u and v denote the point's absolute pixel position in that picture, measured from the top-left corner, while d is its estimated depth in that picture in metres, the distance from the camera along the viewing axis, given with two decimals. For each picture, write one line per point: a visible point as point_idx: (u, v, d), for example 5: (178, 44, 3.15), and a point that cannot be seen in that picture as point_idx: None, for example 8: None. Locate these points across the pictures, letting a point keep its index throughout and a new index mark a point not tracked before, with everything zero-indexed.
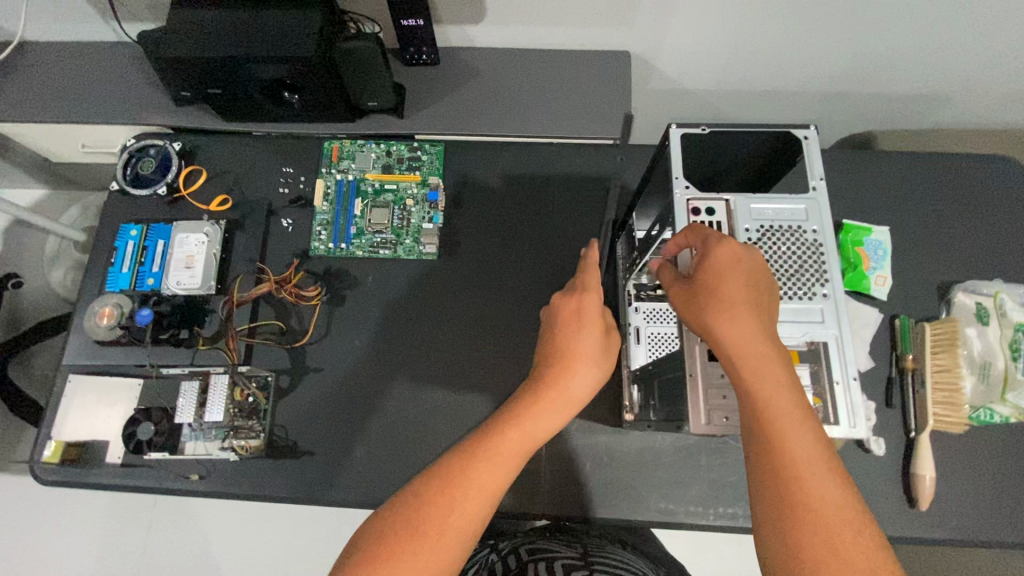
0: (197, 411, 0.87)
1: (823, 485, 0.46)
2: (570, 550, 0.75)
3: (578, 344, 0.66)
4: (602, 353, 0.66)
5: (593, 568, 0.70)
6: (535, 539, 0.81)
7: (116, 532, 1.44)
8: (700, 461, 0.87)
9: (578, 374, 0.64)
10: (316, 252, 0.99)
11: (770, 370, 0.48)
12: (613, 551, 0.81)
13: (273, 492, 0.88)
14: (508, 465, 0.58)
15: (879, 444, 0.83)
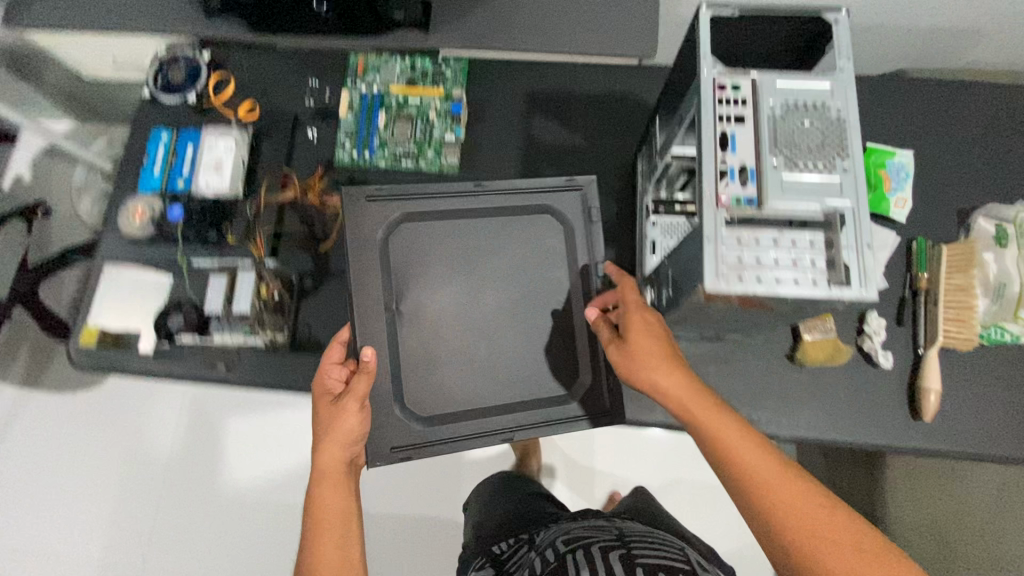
0: (225, 303, 0.91)
1: (761, 463, 0.63)
2: (607, 534, 0.80)
3: (331, 424, 0.76)
4: (338, 412, 0.77)
5: (631, 547, 0.75)
6: (571, 530, 0.84)
7: (145, 447, 1.53)
8: (710, 371, 0.88)
9: (328, 451, 0.75)
10: (341, 162, 1.00)
11: (698, 400, 0.67)
12: (643, 529, 0.85)
13: (295, 383, 0.92)
14: (339, 527, 0.71)
15: (886, 356, 0.85)
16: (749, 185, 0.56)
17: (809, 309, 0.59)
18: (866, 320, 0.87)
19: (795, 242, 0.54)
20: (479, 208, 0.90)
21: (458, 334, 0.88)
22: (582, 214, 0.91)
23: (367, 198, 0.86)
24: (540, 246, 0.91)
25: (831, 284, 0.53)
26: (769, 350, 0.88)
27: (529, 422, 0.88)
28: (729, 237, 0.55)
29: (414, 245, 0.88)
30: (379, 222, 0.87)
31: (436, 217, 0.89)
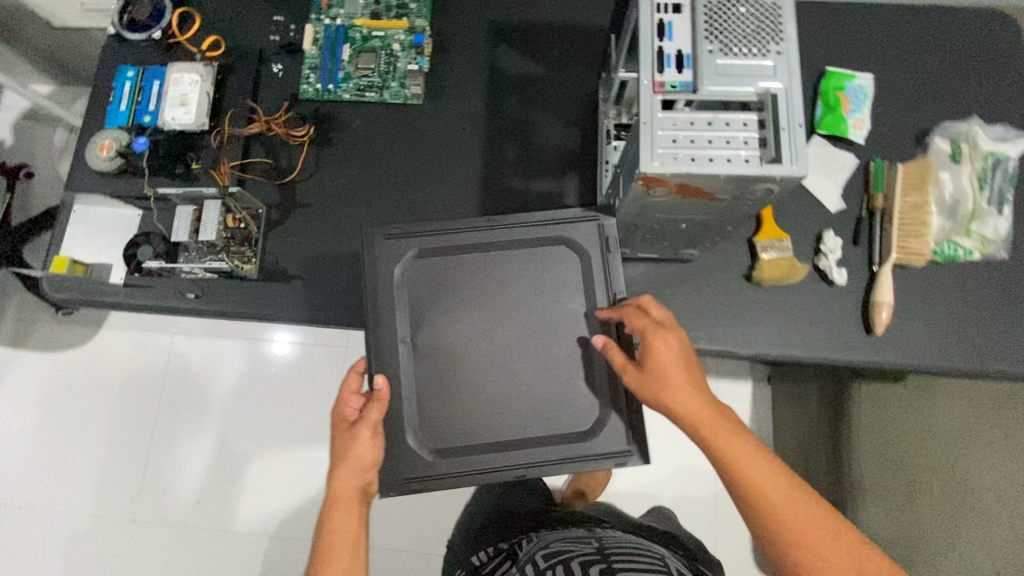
0: (192, 232, 0.93)
1: (783, 495, 0.65)
2: (586, 547, 0.83)
3: (346, 448, 0.76)
4: (348, 441, 0.77)
5: (608, 560, 0.78)
6: (550, 543, 0.88)
7: None
8: (669, 292, 0.90)
9: (344, 472, 0.75)
10: (306, 95, 1.01)
11: (720, 430, 0.68)
12: (622, 540, 0.89)
13: (264, 311, 0.94)
14: (344, 552, 0.71)
15: (840, 273, 0.87)
16: (684, 71, 0.58)
17: (749, 199, 0.61)
18: (822, 239, 0.89)
19: (730, 123, 0.56)
20: (493, 242, 0.87)
21: (477, 370, 0.84)
22: (600, 248, 0.85)
23: (384, 236, 0.87)
24: (555, 280, 0.86)
25: (766, 162, 0.55)
26: (727, 273, 0.90)
27: (545, 457, 0.82)
28: (666, 121, 0.57)
29: (428, 280, 0.87)
30: (389, 256, 0.87)
31: (449, 250, 0.87)
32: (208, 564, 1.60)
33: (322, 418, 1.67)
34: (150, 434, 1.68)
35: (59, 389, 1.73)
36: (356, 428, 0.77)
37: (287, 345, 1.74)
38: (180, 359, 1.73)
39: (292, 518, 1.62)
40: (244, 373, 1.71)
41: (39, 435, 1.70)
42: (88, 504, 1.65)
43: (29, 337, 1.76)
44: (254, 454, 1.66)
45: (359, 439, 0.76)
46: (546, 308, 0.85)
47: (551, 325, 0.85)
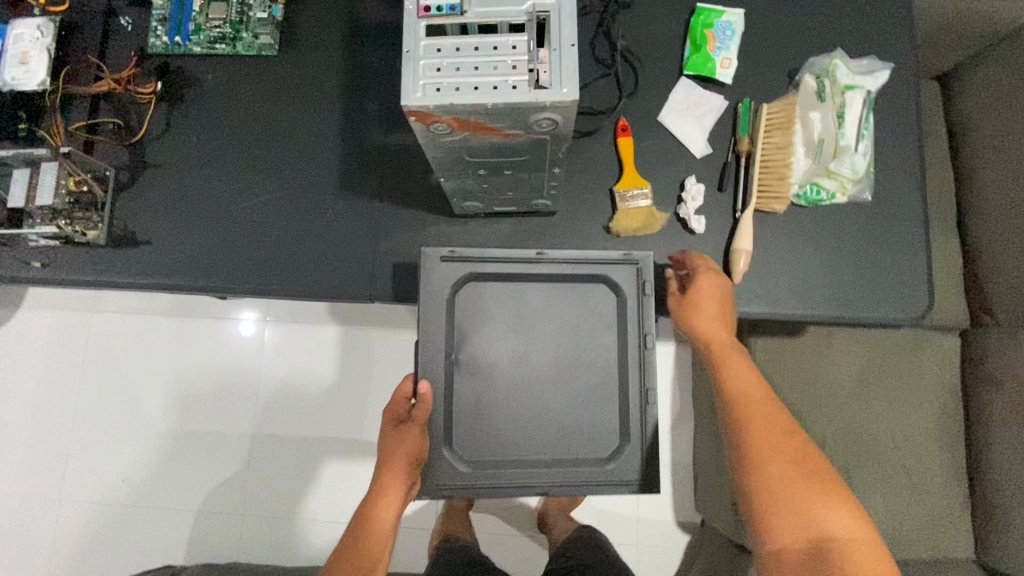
0: (28, 195, 0.88)
1: (773, 426, 0.69)
2: None
3: (395, 443, 0.79)
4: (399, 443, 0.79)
5: None
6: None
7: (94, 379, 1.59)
8: (529, 246, 0.87)
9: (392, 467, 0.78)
10: (154, 50, 0.95)
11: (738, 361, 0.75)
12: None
13: (114, 277, 0.90)
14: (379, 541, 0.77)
15: (699, 221, 0.84)
16: None
17: (545, 135, 0.55)
18: (685, 187, 0.85)
19: (497, 47, 0.50)
20: (541, 278, 0.85)
21: (512, 393, 0.85)
22: (635, 291, 0.84)
23: (440, 258, 0.82)
24: (589, 308, 0.86)
25: (535, 88, 0.49)
26: (588, 225, 0.87)
27: (558, 484, 0.83)
28: (429, 50, 0.50)
29: (478, 302, 0.85)
30: (444, 281, 0.83)
31: (497, 275, 0.84)
32: (138, 540, 1.61)
33: (243, 394, 1.65)
34: (74, 415, 1.67)
35: None
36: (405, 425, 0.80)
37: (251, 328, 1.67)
38: (99, 339, 1.69)
39: (217, 494, 1.62)
40: (164, 351, 1.68)
41: None
42: (14, 485, 1.65)
43: None
44: (177, 431, 1.65)
45: (408, 436, 0.79)
46: (584, 335, 0.85)
47: (590, 351, 0.85)
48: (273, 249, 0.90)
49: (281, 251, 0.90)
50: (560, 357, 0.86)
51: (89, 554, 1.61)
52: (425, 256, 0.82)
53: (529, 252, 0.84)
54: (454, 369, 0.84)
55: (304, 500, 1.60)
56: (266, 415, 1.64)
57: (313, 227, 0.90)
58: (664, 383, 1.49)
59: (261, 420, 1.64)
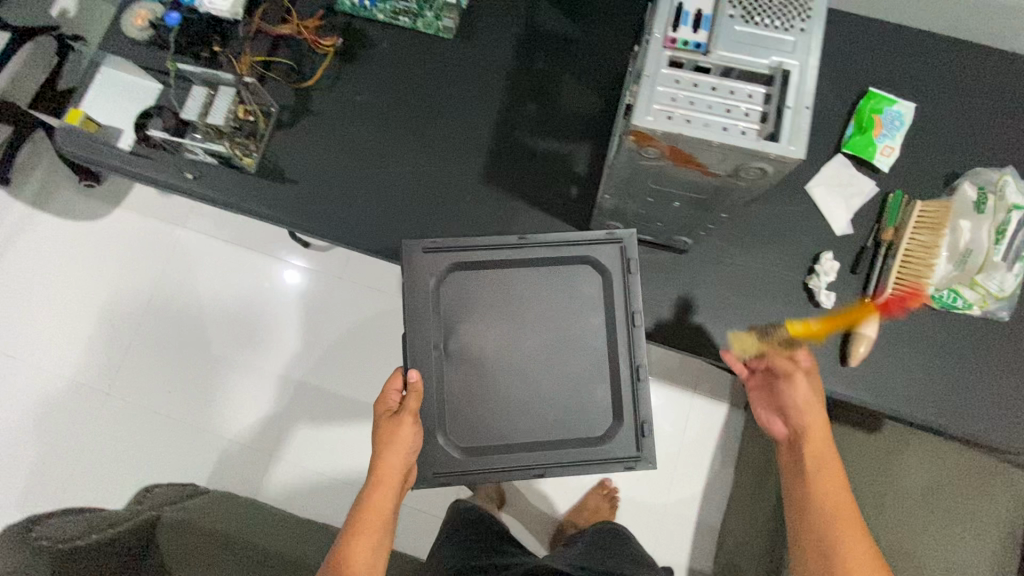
0: (201, 113, 0.93)
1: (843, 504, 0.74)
2: None
3: (389, 434, 0.81)
4: (393, 437, 0.81)
5: None
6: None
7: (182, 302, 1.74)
8: (652, 278, 0.88)
9: (390, 457, 0.80)
10: (342, 7, 1.00)
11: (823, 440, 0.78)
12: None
13: (255, 205, 0.95)
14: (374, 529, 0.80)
15: (829, 296, 0.84)
16: (701, 31, 0.54)
17: (744, 180, 0.57)
18: (818, 260, 0.86)
19: (734, 92, 0.52)
20: (516, 262, 0.88)
21: (499, 378, 0.88)
22: (619, 269, 0.86)
23: (423, 248, 0.86)
24: (577, 297, 0.88)
25: (761, 138, 0.51)
26: (713, 273, 0.88)
27: (548, 457, 0.86)
28: (667, 78, 0.53)
29: (466, 288, 0.88)
30: (429, 269, 0.87)
31: (481, 263, 0.88)
32: (163, 453, 1.66)
33: (298, 341, 1.70)
34: (139, 318, 1.75)
35: (67, 256, 1.80)
36: (399, 416, 0.82)
37: (290, 280, 1.73)
38: (180, 254, 1.77)
39: (250, 428, 1.66)
40: (235, 283, 1.74)
41: (39, 295, 1.79)
42: (71, 369, 1.74)
43: (50, 202, 1.84)
44: (229, 359, 1.70)
45: (403, 427, 0.81)
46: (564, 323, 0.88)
47: (570, 333, 0.88)
48: (402, 218, 0.94)
49: (412, 223, 0.94)
50: (546, 345, 0.88)
51: (118, 452, 1.67)
52: (405, 249, 0.86)
53: (511, 238, 0.87)
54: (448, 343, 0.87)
55: (330, 457, 1.63)
56: (315, 366, 1.69)
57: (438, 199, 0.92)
58: (709, 439, 1.48)
59: (309, 370, 1.68)
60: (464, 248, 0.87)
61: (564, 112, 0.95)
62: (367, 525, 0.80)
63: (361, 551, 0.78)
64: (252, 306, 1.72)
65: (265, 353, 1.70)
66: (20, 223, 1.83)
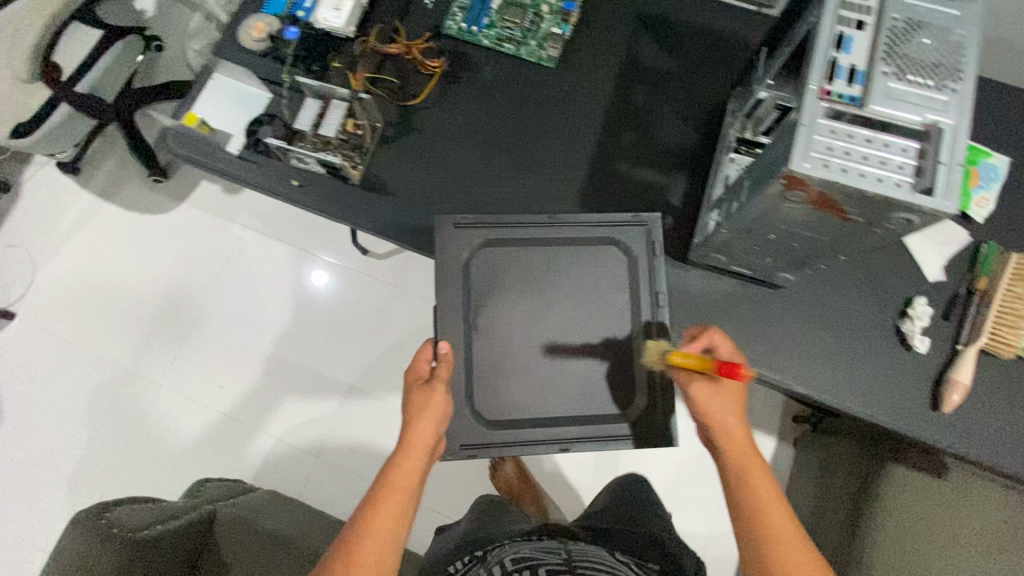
0: (314, 124, 0.98)
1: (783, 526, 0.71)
2: (554, 557, 0.95)
3: (421, 404, 0.81)
4: (422, 409, 0.80)
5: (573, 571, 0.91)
6: (520, 549, 0.99)
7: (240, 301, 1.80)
8: (744, 311, 0.90)
9: (421, 425, 0.79)
10: (448, 31, 1.05)
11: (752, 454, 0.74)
12: (587, 550, 1.01)
13: (357, 215, 0.99)
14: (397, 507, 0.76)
15: (922, 341, 0.86)
16: (855, 85, 0.56)
17: (882, 228, 0.59)
18: (912, 304, 0.87)
19: (888, 146, 0.55)
20: (543, 240, 0.92)
21: (525, 353, 0.90)
22: (646, 249, 0.91)
23: (453, 224, 0.90)
24: (604, 275, 0.91)
25: (914, 191, 0.53)
26: (806, 310, 0.89)
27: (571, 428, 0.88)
28: (823, 128, 0.55)
29: (496, 262, 0.91)
30: (462, 243, 0.90)
31: (513, 240, 0.92)
32: (212, 446, 1.69)
33: (350, 345, 1.73)
34: (196, 312, 1.79)
35: (130, 247, 1.86)
36: (431, 385, 0.82)
37: (324, 277, 1.78)
38: (241, 253, 1.82)
39: (299, 429, 1.68)
40: (291, 284, 1.78)
41: (100, 282, 1.84)
42: (127, 358, 1.78)
43: (117, 194, 1.91)
44: (280, 359, 1.74)
45: (434, 397, 0.81)
46: (589, 300, 0.91)
47: (597, 312, 0.90)
48: None
49: None
50: (570, 321, 0.90)
51: (166, 441, 1.71)
52: (439, 224, 0.90)
53: (542, 216, 0.92)
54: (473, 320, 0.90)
55: (374, 463, 1.65)
56: (364, 370, 1.71)
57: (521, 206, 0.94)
58: None
59: (359, 375, 1.71)
60: (497, 223, 0.91)
61: (660, 143, 0.98)
62: (392, 497, 0.76)
63: (385, 520, 0.75)
64: (307, 307, 1.76)
65: (317, 355, 1.73)
66: (87, 213, 1.90)
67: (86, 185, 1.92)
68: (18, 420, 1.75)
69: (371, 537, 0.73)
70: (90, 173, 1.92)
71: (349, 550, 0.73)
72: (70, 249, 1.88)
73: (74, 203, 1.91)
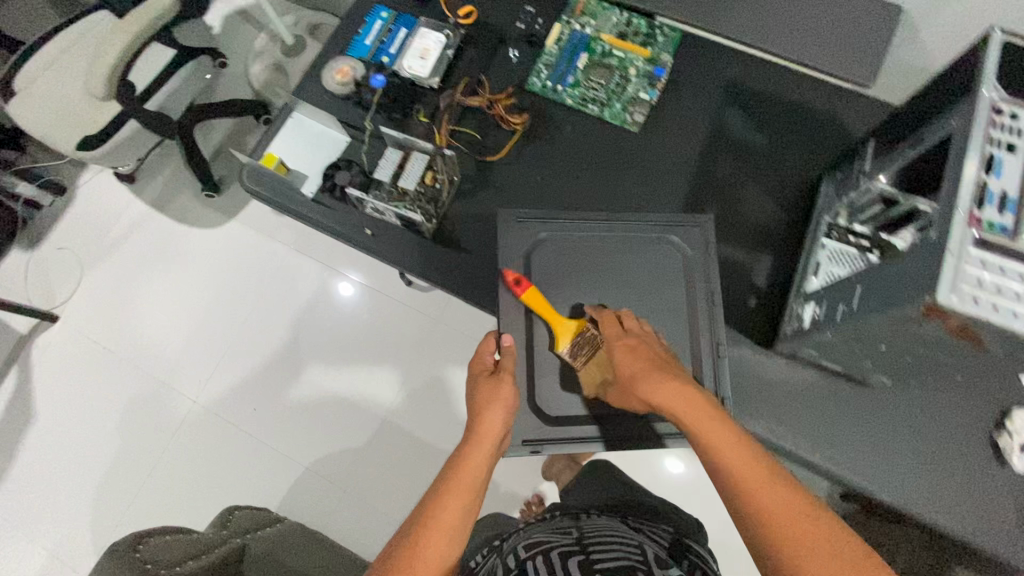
0: (393, 176, 0.97)
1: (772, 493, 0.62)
2: (567, 539, 0.86)
3: (490, 394, 0.78)
4: (496, 393, 0.78)
5: (587, 550, 0.81)
6: (531, 535, 0.91)
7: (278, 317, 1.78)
8: (826, 406, 0.86)
9: (490, 415, 0.76)
10: (532, 87, 1.04)
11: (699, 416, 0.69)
12: (599, 527, 0.93)
13: (427, 270, 0.98)
14: (467, 493, 0.70)
15: (1020, 458, 0.80)
16: (1007, 214, 0.53)
17: None
18: (1011, 416, 0.81)
19: None
20: (601, 238, 0.91)
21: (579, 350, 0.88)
22: (703, 248, 0.90)
23: (514, 219, 0.90)
24: (667, 276, 0.89)
25: None
26: (893, 410, 0.85)
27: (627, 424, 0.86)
28: (972, 258, 0.52)
29: (555, 256, 0.90)
30: (521, 238, 0.90)
31: (573, 237, 0.91)
32: (242, 468, 1.68)
33: (386, 377, 1.71)
34: (236, 330, 1.79)
35: (177, 259, 1.87)
36: (498, 375, 0.80)
37: (354, 292, 1.78)
38: (285, 274, 1.82)
39: (328, 458, 1.66)
40: (332, 310, 1.76)
41: (143, 293, 1.85)
42: (164, 371, 1.78)
43: (168, 205, 1.92)
44: (315, 386, 1.71)
45: (502, 386, 0.79)
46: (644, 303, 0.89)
47: (654, 319, 0.88)
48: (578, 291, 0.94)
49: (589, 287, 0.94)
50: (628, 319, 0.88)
51: (196, 459, 1.69)
52: (500, 220, 0.90)
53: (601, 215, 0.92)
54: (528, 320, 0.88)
55: (402, 500, 1.61)
56: (399, 404, 1.69)
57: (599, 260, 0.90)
58: None
59: (394, 408, 1.68)
60: (553, 219, 0.91)
61: (745, 219, 0.96)
62: (458, 489, 0.70)
63: (451, 513, 0.68)
64: (346, 334, 1.74)
65: (352, 383, 1.71)
66: (137, 222, 1.92)
67: (138, 194, 1.94)
68: (52, 426, 1.76)
69: (438, 530, 0.67)
70: (144, 183, 1.94)
71: (414, 545, 0.66)
72: (117, 257, 1.90)
73: (125, 212, 1.93)
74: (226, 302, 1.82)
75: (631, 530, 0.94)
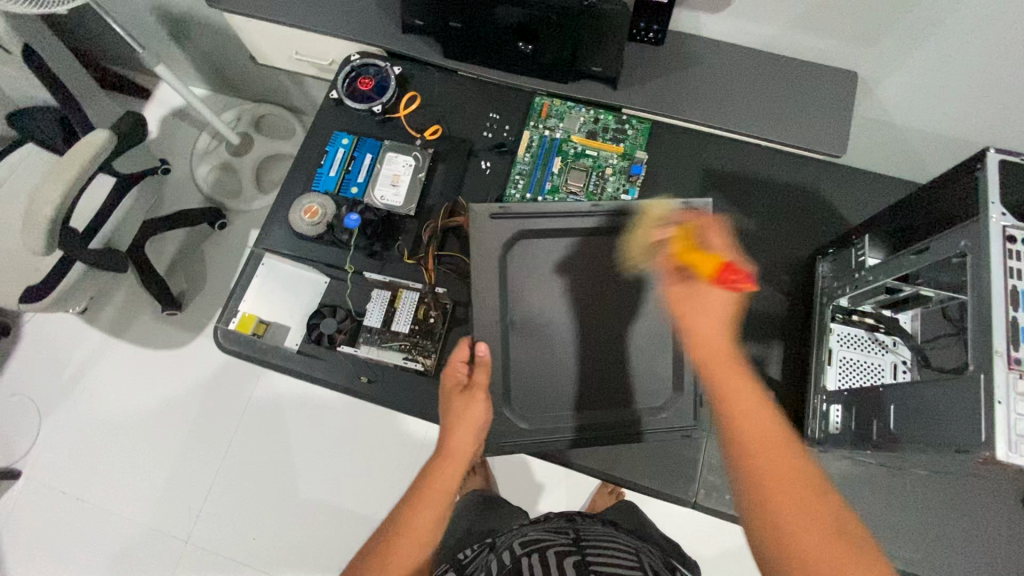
0: (385, 318, 0.95)
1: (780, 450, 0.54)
2: (562, 537, 0.71)
3: (463, 409, 0.77)
4: (465, 410, 0.77)
5: (586, 553, 0.66)
6: (527, 532, 0.76)
7: (260, 431, 1.67)
8: (859, 491, 0.89)
9: (461, 430, 0.75)
10: (511, 200, 1.01)
11: (725, 359, 0.60)
12: (601, 530, 0.76)
13: (436, 410, 0.92)
14: (434, 508, 0.67)
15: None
16: None
17: None
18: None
19: None
20: (611, 250, 0.87)
21: (571, 359, 0.86)
22: None
23: (489, 214, 0.87)
24: (653, 279, 0.87)
25: None
26: (911, 488, 0.88)
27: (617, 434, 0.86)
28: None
29: (527, 264, 0.87)
30: (495, 235, 0.87)
31: (552, 234, 0.88)
32: None
33: (389, 480, 1.61)
34: (220, 456, 1.66)
35: (146, 389, 1.73)
36: (472, 391, 0.79)
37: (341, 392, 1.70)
38: (266, 386, 1.71)
39: None
40: (323, 417, 1.67)
41: (112, 428, 1.70)
42: (145, 511, 1.63)
43: (126, 330, 1.78)
44: (317, 503, 1.61)
45: (476, 402, 0.78)
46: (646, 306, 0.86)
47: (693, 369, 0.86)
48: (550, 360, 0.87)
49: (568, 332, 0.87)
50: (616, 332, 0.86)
51: None
52: (474, 213, 0.87)
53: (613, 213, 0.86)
54: (506, 337, 0.86)
55: None
56: None
57: (592, 313, 0.86)
58: None
59: None
60: (529, 216, 0.87)
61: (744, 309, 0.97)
62: (431, 498, 0.67)
63: (426, 521, 0.65)
64: (340, 439, 1.65)
65: (356, 491, 1.61)
66: (95, 353, 1.77)
67: (91, 322, 1.79)
68: None
69: (410, 537, 0.63)
70: (95, 310, 1.80)
71: (386, 551, 0.62)
72: (78, 395, 1.74)
73: (79, 343, 1.78)
74: (202, 423, 1.69)
75: (629, 536, 0.80)
